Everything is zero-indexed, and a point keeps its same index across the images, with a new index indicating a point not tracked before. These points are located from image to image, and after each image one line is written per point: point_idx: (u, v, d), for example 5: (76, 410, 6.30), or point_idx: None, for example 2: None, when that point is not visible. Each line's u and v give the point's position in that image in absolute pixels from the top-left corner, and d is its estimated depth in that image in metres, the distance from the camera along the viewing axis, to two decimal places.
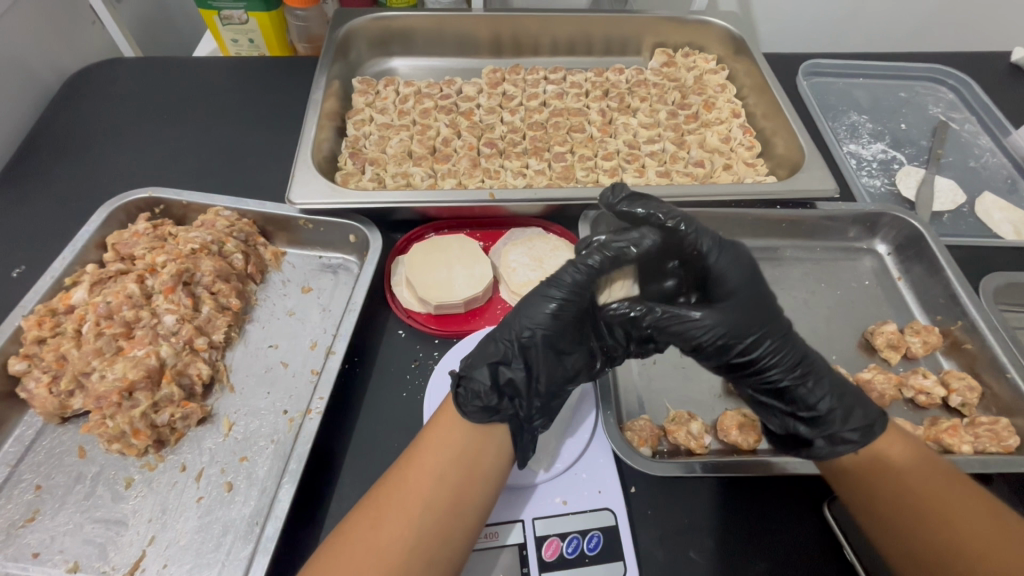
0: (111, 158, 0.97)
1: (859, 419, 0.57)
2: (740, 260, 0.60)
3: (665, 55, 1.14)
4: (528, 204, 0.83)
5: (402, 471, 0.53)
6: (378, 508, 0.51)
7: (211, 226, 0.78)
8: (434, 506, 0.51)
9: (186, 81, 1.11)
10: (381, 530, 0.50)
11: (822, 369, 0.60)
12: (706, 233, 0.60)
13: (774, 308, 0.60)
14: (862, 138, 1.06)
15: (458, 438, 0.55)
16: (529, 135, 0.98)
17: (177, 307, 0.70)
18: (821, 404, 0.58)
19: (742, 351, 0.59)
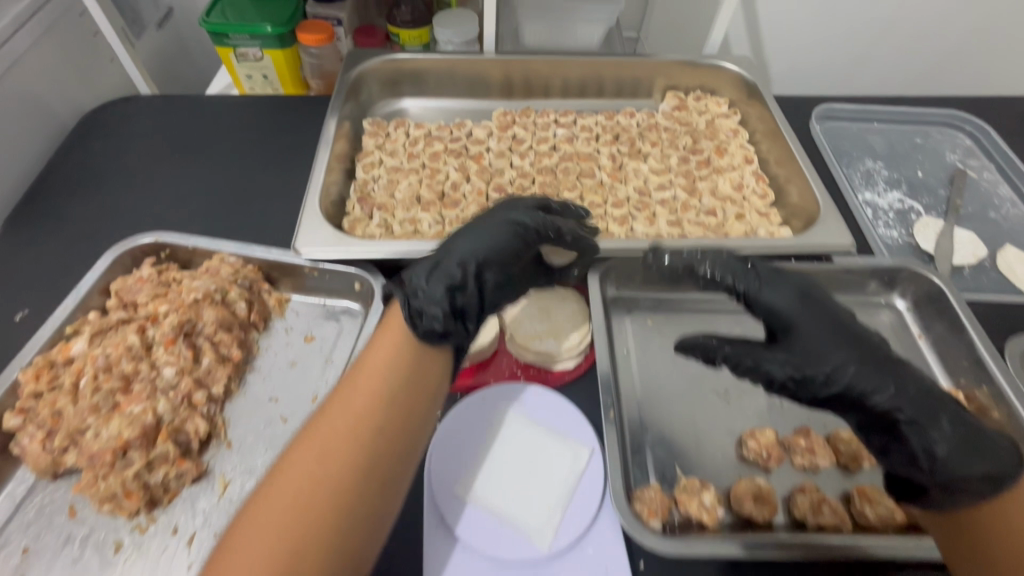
0: (122, 199, 0.98)
1: (982, 468, 0.57)
2: (792, 291, 0.66)
3: (676, 99, 1.13)
4: (536, 254, 0.83)
5: (336, 402, 0.58)
6: (318, 436, 0.55)
7: (216, 273, 0.77)
8: (372, 426, 0.56)
9: (200, 120, 1.12)
10: (325, 453, 0.53)
11: (934, 409, 0.59)
12: (749, 275, 0.67)
13: (859, 342, 0.62)
14: (877, 186, 1.04)
15: (392, 362, 0.61)
16: (538, 180, 0.97)
17: (176, 359, 0.68)
18: (932, 439, 0.58)
19: (832, 385, 0.61)
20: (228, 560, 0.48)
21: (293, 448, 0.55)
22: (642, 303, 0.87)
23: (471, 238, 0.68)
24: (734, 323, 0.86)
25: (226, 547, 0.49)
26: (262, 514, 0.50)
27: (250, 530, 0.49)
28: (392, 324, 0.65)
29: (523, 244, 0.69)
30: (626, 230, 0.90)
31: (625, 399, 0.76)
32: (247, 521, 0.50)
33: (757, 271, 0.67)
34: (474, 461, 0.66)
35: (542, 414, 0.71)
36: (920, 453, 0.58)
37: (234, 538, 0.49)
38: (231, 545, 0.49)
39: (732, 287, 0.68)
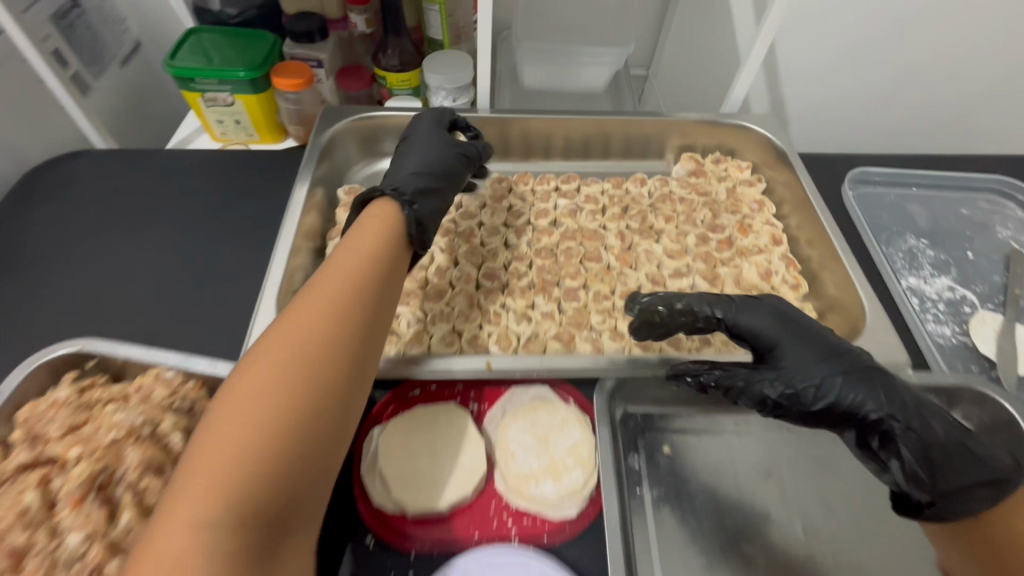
0: (59, 281, 0.85)
1: (972, 474, 0.59)
2: (770, 314, 0.67)
3: (693, 162, 1.00)
4: (529, 374, 0.68)
5: (323, 272, 0.57)
6: (314, 297, 0.54)
7: (148, 395, 0.65)
8: (364, 296, 0.57)
9: (159, 182, 1.00)
10: (329, 311, 0.52)
11: (925, 410, 0.60)
12: (722, 303, 0.69)
13: (839, 355, 0.64)
14: (923, 270, 0.91)
15: (384, 243, 0.63)
16: (536, 264, 0.84)
17: (85, 522, 0.55)
18: (924, 445, 0.59)
19: (827, 404, 0.61)
20: (234, 404, 0.45)
21: (284, 311, 0.53)
22: (657, 421, 0.73)
23: (423, 162, 0.81)
24: (766, 447, 0.72)
25: (226, 399, 0.46)
26: (266, 366, 0.47)
27: (252, 376, 0.46)
28: (373, 227, 0.65)
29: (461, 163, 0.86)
30: (637, 330, 0.77)
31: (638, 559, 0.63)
32: (248, 370, 0.47)
33: (732, 297, 0.69)
34: None
35: None
36: (917, 463, 0.58)
37: (232, 387, 0.46)
38: (230, 394, 0.46)
39: (710, 315, 0.68)
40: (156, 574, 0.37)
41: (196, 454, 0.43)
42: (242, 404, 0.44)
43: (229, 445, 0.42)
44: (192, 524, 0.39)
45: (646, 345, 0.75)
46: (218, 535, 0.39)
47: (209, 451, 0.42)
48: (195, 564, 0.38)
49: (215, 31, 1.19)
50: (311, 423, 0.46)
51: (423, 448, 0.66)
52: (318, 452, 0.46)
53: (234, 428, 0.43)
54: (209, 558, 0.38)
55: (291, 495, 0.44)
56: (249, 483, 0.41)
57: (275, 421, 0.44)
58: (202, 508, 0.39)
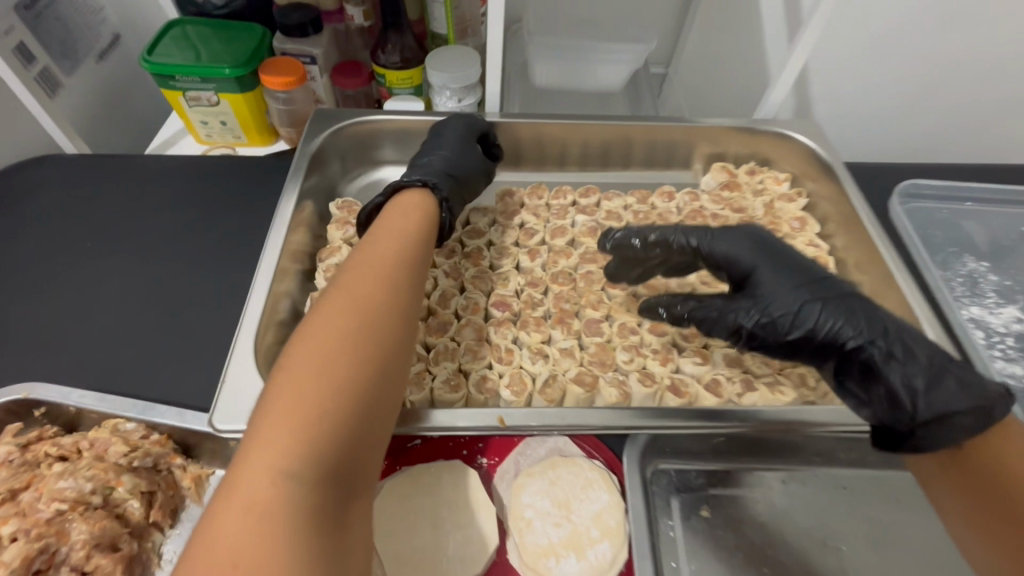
0: (14, 305, 0.76)
1: (970, 397, 0.52)
2: (747, 238, 0.64)
3: (725, 173, 0.90)
4: (549, 433, 0.58)
5: (374, 243, 0.58)
6: (371, 265, 0.54)
7: (102, 454, 0.55)
8: (414, 266, 0.58)
9: (134, 192, 0.90)
10: (384, 278, 0.53)
11: (908, 338, 0.55)
12: (696, 231, 0.66)
13: (818, 280, 0.60)
14: (987, 298, 0.81)
15: (423, 224, 0.64)
16: (552, 291, 0.75)
17: None
18: (909, 371, 0.54)
19: (800, 326, 0.58)
20: (306, 356, 0.44)
21: (342, 275, 0.53)
22: (695, 478, 0.64)
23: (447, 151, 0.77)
24: (820, 509, 0.63)
25: (291, 359, 0.45)
26: (333, 323, 0.46)
27: (321, 332, 0.46)
28: (412, 207, 0.66)
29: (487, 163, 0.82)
30: (670, 371, 0.68)
31: None
32: (317, 326, 0.46)
33: (707, 225, 0.66)
34: None
35: None
36: (899, 387, 0.54)
37: (302, 341, 0.45)
38: (298, 349, 0.45)
39: (685, 244, 0.67)
40: (246, 520, 0.36)
41: (269, 405, 0.42)
42: (314, 358, 0.43)
43: (304, 396, 0.41)
44: (274, 470, 0.38)
45: (679, 390, 0.66)
46: (299, 482, 0.38)
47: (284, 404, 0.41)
48: (278, 512, 0.37)
49: (198, 23, 1.09)
50: (379, 381, 0.46)
51: (425, 516, 0.57)
52: (382, 412, 0.46)
53: (309, 378, 0.42)
54: (291, 508, 0.37)
55: (359, 452, 0.43)
56: (327, 432, 0.40)
57: (347, 372, 0.44)
58: (283, 455, 0.39)
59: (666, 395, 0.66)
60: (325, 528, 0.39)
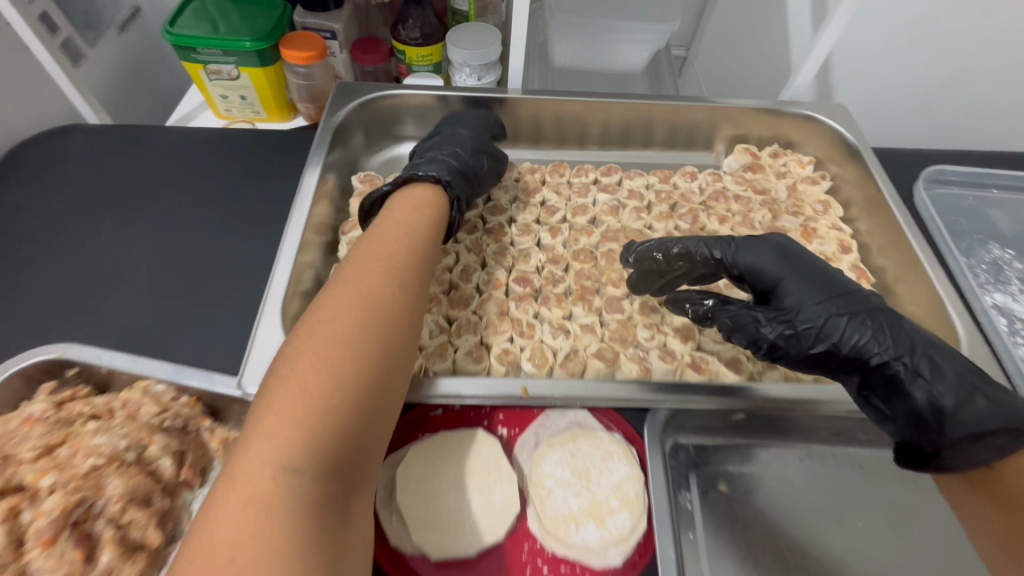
0: (44, 273, 0.77)
1: (993, 413, 0.53)
2: (773, 250, 0.63)
3: (748, 155, 0.90)
4: (572, 402, 0.61)
5: (379, 243, 0.58)
6: (377, 264, 0.55)
7: (135, 413, 0.57)
8: (417, 263, 0.58)
9: (156, 164, 0.91)
10: (386, 277, 0.54)
11: (940, 358, 0.55)
12: (719, 244, 0.66)
13: (846, 295, 0.59)
14: (1012, 284, 0.81)
15: (425, 218, 0.65)
16: (574, 268, 0.74)
17: (58, 563, 0.48)
18: (937, 390, 0.54)
19: (827, 340, 0.58)
20: (309, 355, 0.45)
21: (345, 274, 0.53)
22: (713, 454, 0.64)
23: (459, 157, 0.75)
24: (837, 487, 0.63)
25: (295, 354, 0.45)
26: (337, 324, 0.47)
27: (325, 331, 0.46)
28: (422, 203, 0.66)
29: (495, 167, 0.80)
30: (691, 349, 0.68)
31: None
32: (322, 326, 0.47)
33: (731, 236, 0.66)
34: None
35: None
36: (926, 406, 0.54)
37: (308, 342, 0.46)
38: (303, 347, 0.46)
39: (708, 256, 0.66)
40: (246, 511, 0.37)
41: (271, 401, 0.42)
42: (318, 357, 0.44)
43: (304, 394, 0.42)
44: (275, 465, 0.39)
45: (700, 367, 0.67)
46: (300, 477, 0.39)
47: (289, 398, 0.42)
48: (280, 504, 0.38)
49: None
50: (379, 381, 0.47)
51: (448, 483, 0.58)
52: (386, 408, 0.47)
53: (311, 377, 0.43)
54: (292, 502, 0.38)
55: (358, 450, 0.44)
56: (327, 429, 0.41)
57: (347, 368, 0.45)
58: (284, 450, 0.40)
59: (687, 372, 0.66)
60: (325, 522, 0.40)
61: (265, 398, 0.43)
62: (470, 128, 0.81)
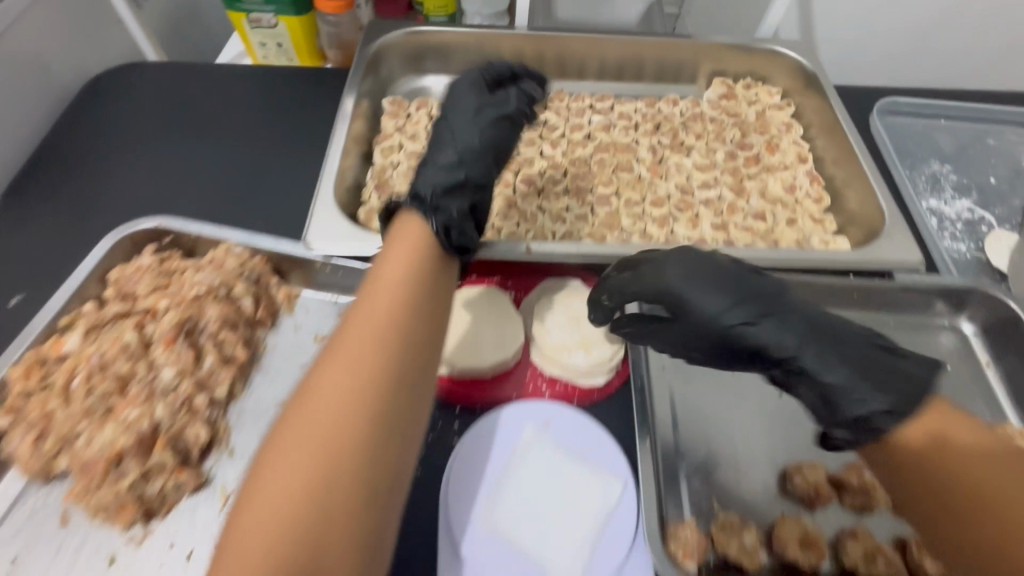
0: (123, 175, 0.91)
1: (880, 396, 0.52)
2: (673, 271, 0.58)
3: (724, 86, 1.03)
4: (569, 259, 0.75)
5: (369, 299, 0.50)
6: (362, 344, 0.46)
7: (221, 264, 0.71)
8: (418, 342, 0.49)
9: (205, 78, 1.01)
10: (375, 350, 0.46)
11: (834, 352, 0.54)
12: (623, 278, 0.62)
13: (748, 301, 0.56)
14: (945, 192, 0.94)
15: (427, 262, 0.55)
16: (571, 172, 0.89)
17: (177, 360, 0.63)
18: (831, 384, 0.54)
19: (737, 355, 0.59)
20: (283, 462, 0.40)
21: (331, 345, 0.47)
22: None
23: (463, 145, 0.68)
24: None
25: (271, 448, 0.41)
26: (312, 436, 0.41)
27: (303, 427, 0.42)
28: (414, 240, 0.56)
29: (498, 137, 0.71)
30: (666, 233, 0.82)
31: (659, 420, 0.68)
32: (300, 422, 0.42)
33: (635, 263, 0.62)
34: (486, 502, 0.58)
35: (565, 437, 0.63)
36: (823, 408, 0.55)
37: (283, 443, 0.41)
38: (278, 442, 0.41)
39: (622, 293, 0.62)
40: None
41: (237, 523, 0.39)
42: (288, 471, 0.40)
43: (266, 538, 0.37)
44: None
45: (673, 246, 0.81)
46: None
47: (252, 525, 0.38)
48: None
49: None
50: (358, 492, 0.41)
51: (468, 322, 0.71)
52: (387, 512, 0.43)
53: (273, 510, 0.38)
54: None
55: None
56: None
57: (319, 486, 0.39)
58: None
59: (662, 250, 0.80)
60: None
61: (228, 534, 0.39)
62: (470, 96, 0.73)
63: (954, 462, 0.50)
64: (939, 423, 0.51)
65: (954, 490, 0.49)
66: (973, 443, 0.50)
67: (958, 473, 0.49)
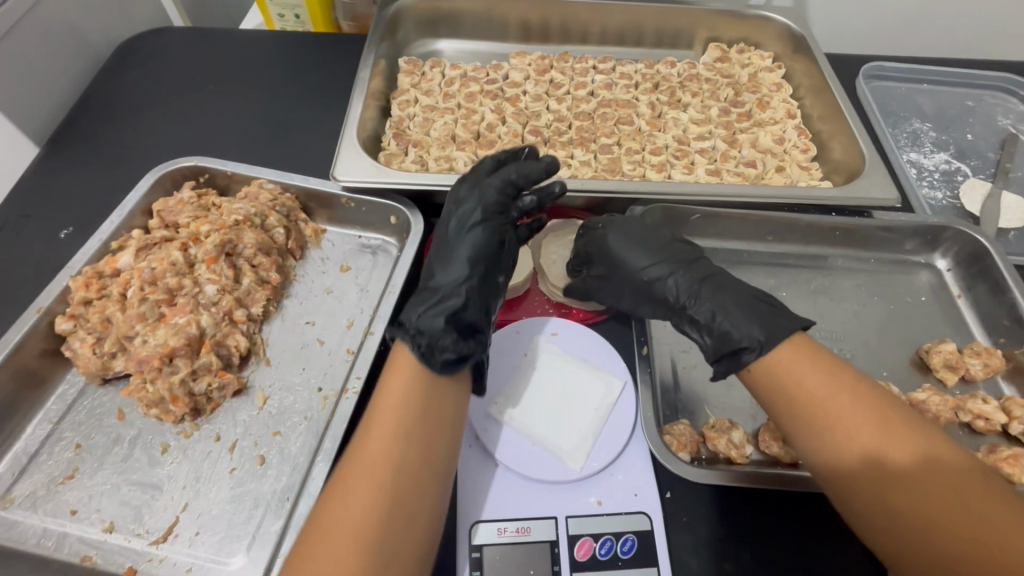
0: (148, 119, 0.94)
1: (752, 328, 0.61)
2: (610, 228, 0.73)
3: (719, 50, 1.09)
4: (574, 195, 0.79)
5: (369, 434, 0.51)
6: (364, 474, 0.49)
7: (255, 199, 0.78)
8: (417, 467, 0.51)
9: (229, 40, 1.07)
10: (377, 489, 0.48)
11: (721, 292, 0.65)
12: (579, 237, 0.76)
13: (666, 254, 0.70)
14: (924, 147, 1.01)
15: (423, 378, 0.55)
16: (575, 125, 0.95)
17: (218, 278, 0.71)
18: (713, 319, 0.63)
19: (655, 301, 0.69)
20: None
21: (337, 485, 0.49)
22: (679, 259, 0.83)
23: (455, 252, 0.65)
24: (771, 271, 0.84)
25: None
26: (320, 561, 0.45)
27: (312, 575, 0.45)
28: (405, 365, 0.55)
29: (494, 227, 0.67)
30: (664, 177, 0.89)
31: (656, 339, 0.74)
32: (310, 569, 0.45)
33: (589, 224, 0.76)
34: (498, 393, 0.66)
35: (570, 345, 0.71)
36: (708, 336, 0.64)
37: None
38: None
39: (578, 250, 0.75)
40: None
41: None
42: None
43: None
44: None
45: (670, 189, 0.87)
46: None
47: None
48: None
49: None
50: None
51: None
52: None
53: None
54: None
55: None
56: None
57: None
58: None
59: None
60: None
61: None
62: (463, 198, 0.69)
63: (883, 484, 0.51)
64: (870, 445, 0.52)
65: (888, 515, 0.51)
66: (908, 459, 0.52)
67: (894, 497, 0.51)
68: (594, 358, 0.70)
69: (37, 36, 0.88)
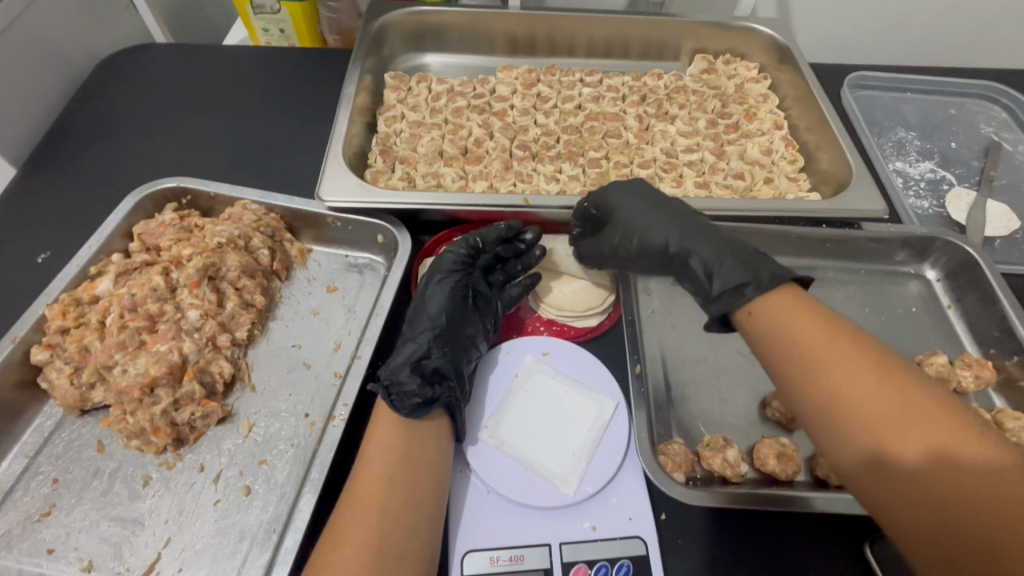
0: (128, 138, 0.93)
1: (752, 268, 0.61)
2: (621, 189, 0.74)
3: (705, 62, 1.10)
4: (563, 212, 0.78)
5: (357, 479, 0.55)
6: (356, 516, 0.52)
7: (239, 219, 0.77)
8: (404, 506, 0.53)
9: (211, 55, 1.05)
10: (364, 528, 0.51)
11: (722, 241, 0.66)
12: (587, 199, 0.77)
13: (671, 211, 0.71)
14: (909, 156, 1.02)
15: (402, 421, 0.59)
16: (563, 139, 0.95)
17: (201, 302, 0.69)
18: (711, 262, 0.63)
19: (658, 250, 0.69)
20: None
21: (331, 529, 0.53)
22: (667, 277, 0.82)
23: (426, 303, 0.69)
24: None
25: None
26: None
27: None
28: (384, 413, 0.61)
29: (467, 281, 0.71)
30: None
31: (649, 356, 0.73)
32: None
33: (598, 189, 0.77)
34: (489, 421, 0.65)
35: (560, 367, 0.70)
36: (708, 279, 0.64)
37: None
38: None
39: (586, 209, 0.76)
40: None
41: None
42: None
43: None
44: None
45: None
46: None
47: None
48: None
49: None
50: None
51: None
52: None
53: None
54: None
55: None
56: None
57: None
58: None
59: None
60: None
61: None
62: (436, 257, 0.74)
63: (895, 476, 0.47)
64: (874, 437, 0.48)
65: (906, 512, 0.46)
66: (924, 453, 0.46)
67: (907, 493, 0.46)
68: (582, 382, 0.68)
69: (13, 57, 0.86)
